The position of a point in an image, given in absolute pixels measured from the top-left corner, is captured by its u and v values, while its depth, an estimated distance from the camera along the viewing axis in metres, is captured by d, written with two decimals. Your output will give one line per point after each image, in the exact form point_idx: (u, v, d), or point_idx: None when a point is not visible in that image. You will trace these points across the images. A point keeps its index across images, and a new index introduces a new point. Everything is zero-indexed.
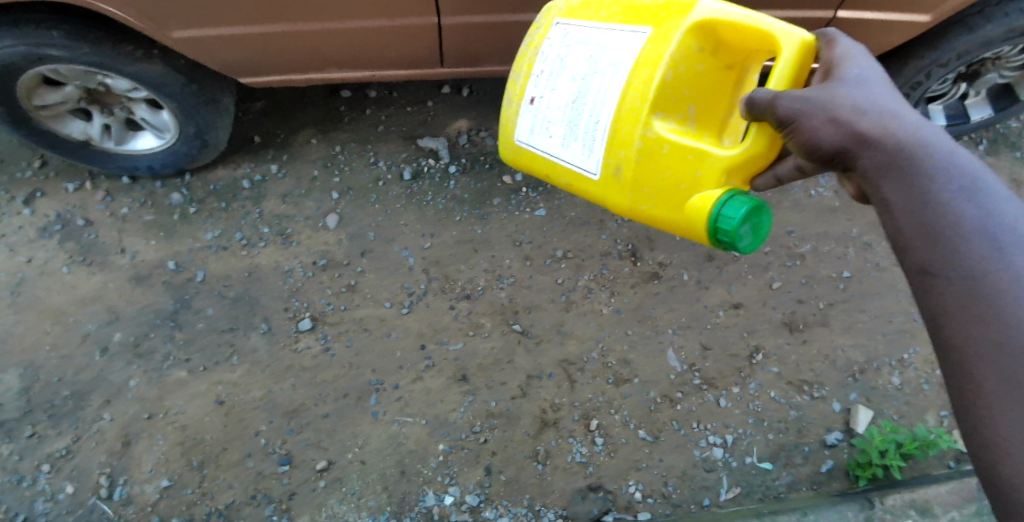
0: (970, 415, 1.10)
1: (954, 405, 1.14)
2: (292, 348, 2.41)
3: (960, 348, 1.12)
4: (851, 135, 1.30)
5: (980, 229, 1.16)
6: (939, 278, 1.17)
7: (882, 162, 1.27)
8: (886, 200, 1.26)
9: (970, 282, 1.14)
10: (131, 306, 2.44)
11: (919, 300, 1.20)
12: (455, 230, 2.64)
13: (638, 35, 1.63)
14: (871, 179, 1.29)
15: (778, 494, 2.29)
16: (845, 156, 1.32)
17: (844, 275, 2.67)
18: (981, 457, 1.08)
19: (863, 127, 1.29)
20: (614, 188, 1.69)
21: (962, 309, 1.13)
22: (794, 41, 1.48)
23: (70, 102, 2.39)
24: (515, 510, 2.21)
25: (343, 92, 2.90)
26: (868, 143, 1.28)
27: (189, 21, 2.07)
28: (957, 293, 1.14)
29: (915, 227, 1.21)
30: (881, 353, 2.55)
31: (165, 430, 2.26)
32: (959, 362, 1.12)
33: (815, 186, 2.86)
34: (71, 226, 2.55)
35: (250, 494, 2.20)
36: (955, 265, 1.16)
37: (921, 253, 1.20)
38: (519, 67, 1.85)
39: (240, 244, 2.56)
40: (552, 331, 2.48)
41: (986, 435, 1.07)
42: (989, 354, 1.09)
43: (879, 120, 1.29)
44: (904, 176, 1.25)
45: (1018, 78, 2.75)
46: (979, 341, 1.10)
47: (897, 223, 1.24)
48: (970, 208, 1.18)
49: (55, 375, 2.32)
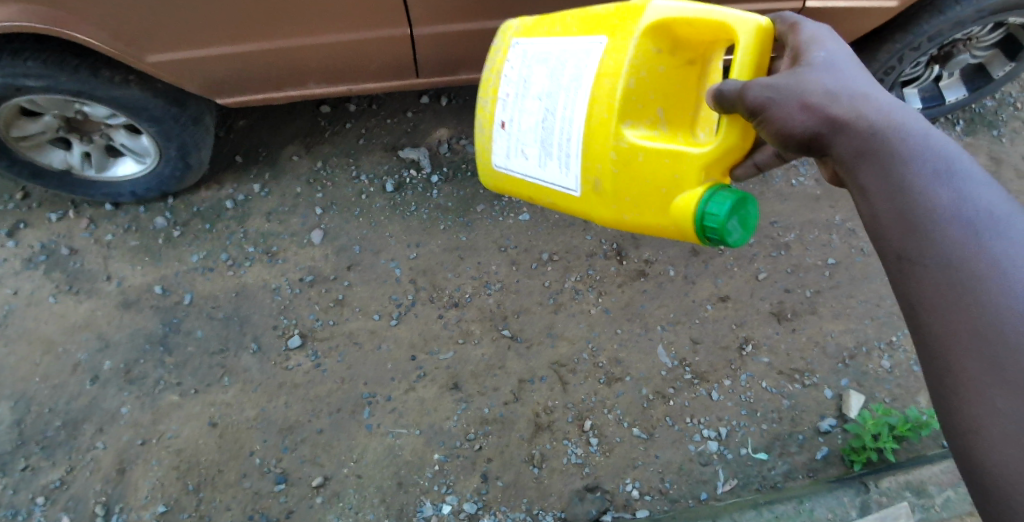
0: (952, 404, 1.10)
1: (936, 396, 1.13)
2: (284, 366, 2.40)
3: (941, 336, 1.12)
4: (824, 120, 1.31)
5: (954, 213, 1.17)
6: (917, 265, 1.18)
7: (855, 144, 1.28)
8: (861, 184, 1.28)
9: (947, 266, 1.14)
10: (121, 332, 2.43)
11: (899, 287, 1.21)
12: (441, 239, 2.64)
13: (595, 45, 1.65)
14: (845, 162, 1.30)
15: (776, 484, 2.30)
16: (819, 141, 1.33)
17: (830, 262, 2.68)
18: (964, 447, 1.08)
19: (836, 111, 1.30)
20: (598, 201, 1.70)
21: (940, 295, 1.13)
22: (749, 28, 1.49)
23: (49, 132, 2.38)
24: (514, 515, 2.21)
25: (323, 107, 2.89)
26: (841, 127, 1.30)
27: (164, 44, 2.07)
28: (935, 278, 1.15)
29: (891, 209, 1.23)
30: (870, 337, 2.56)
31: (160, 455, 2.26)
32: (938, 350, 1.12)
33: (795, 175, 2.86)
34: (56, 255, 2.55)
35: (248, 514, 2.20)
36: (931, 251, 1.16)
37: (899, 240, 1.21)
38: (485, 93, 1.87)
39: (226, 264, 2.56)
40: (543, 334, 2.49)
41: (968, 423, 1.07)
42: (967, 341, 1.09)
43: (852, 104, 1.30)
44: (879, 160, 1.26)
45: (990, 58, 2.79)
46: (957, 325, 1.10)
47: (873, 205, 1.26)
48: (945, 191, 1.19)
49: (47, 406, 2.31)
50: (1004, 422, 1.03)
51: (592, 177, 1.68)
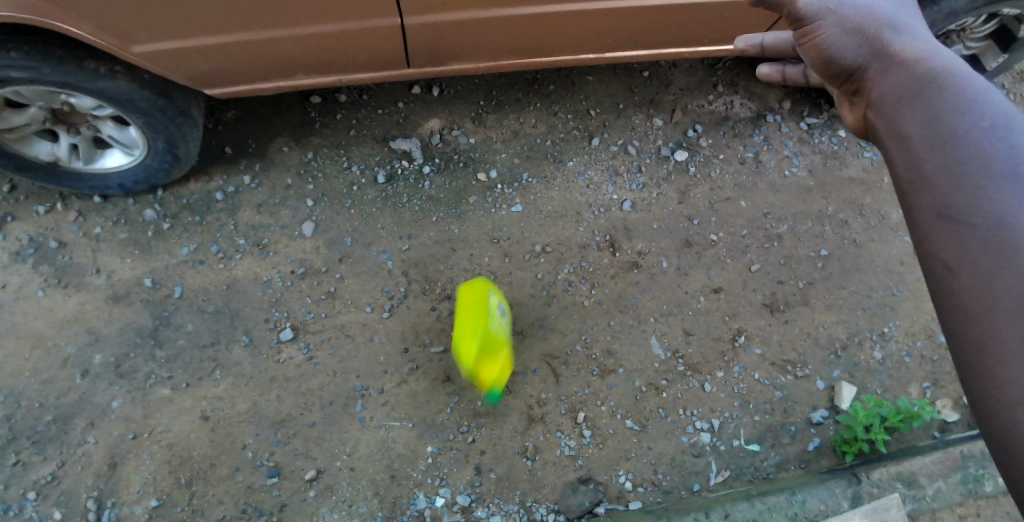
0: (990, 375, 1.04)
1: (964, 366, 1.07)
2: (276, 359, 2.39)
3: (983, 300, 1.05)
4: (874, 51, 1.31)
5: (1008, 168, 1.10)
6: (963, 226, 1.10)
7: (903, 84, 1.26)
8: (901, 124, 1.24)
9: (997, 227, 1.07)
10: (110, 327, 2.41)
11: (931, 245, 1.14)
12: (433, 231, 2.63)
13: None
14: (885, 102, 1.28)
15: (768, 475, 2.31)
16: (860, 74, 1.33)
17: (822, 253, 2.68)
18: (1001, 426, 1.02)
19: (890, 45, 1.30)
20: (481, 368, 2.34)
21: (984, 258, 1.07)
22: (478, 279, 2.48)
23: (34, 124, 2.33)
24: (507, 508, 2.22)
25: (313, 98, 2.86)
26: (890, 63, 1.29)
27: (152, 36, 2.05)
28: (979, 240, 1.08)
29: (935, 157, 1.17)
30: (862, 328, 2.56)
31: (152, 450, 2.25)
32: (977, 315, 1.06)
33: (789, 166, 2.84)
34: (44, 248, 2.51)
35: (241, 508, 2.19)
36: (978, 208, 1.10)
37: (941, 193, 1.14)
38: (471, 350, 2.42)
39: (217, 256, 2.54)
40: (536, 326, 2.48)
41: (1011, 396, 1.01)
42: (1012, 308, 1.03)
43: (909, 42, 1.30)
44: (925, 102, 1.22)
45: (984, 49, 2.78)
46: (1002, 290, 1.04)
47: (914, 153, 1.20)
48: (1001, 145, 1.12)
49: (36, 401, 2.29)
50: None
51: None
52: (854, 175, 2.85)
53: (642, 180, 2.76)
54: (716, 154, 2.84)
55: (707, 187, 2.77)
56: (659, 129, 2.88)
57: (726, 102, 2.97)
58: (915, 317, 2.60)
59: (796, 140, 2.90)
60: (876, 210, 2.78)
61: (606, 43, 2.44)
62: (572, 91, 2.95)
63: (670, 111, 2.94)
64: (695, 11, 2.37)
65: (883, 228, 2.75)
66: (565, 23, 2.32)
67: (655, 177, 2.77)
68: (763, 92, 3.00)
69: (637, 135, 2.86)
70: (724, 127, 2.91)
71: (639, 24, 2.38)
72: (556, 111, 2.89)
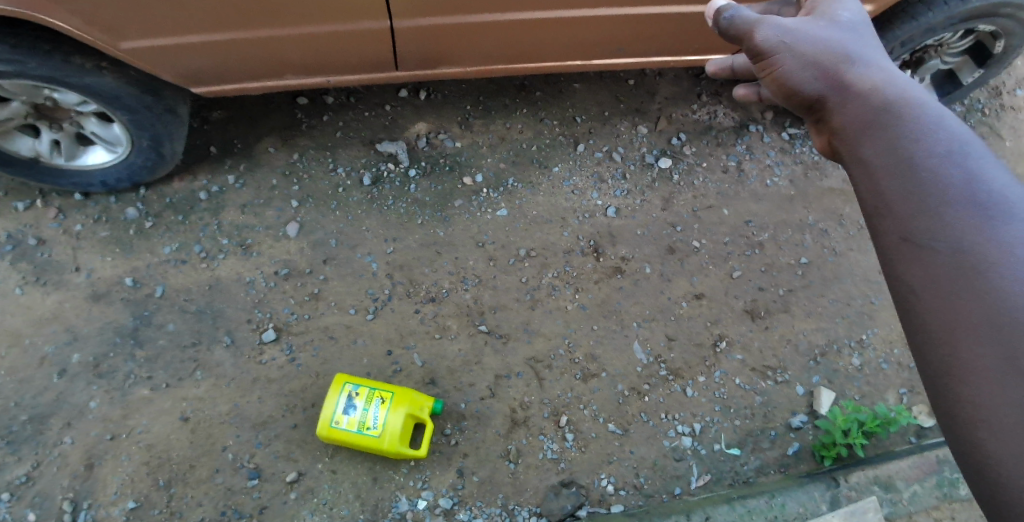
0: (955, 395, 1.06)
1: (933, 384, 1.10)
2: (258, 360, 2.38)
3: (948, 324, 1.08)
4: (831, 83, 1.35)
5: (966, 194, 1.13)
6: (925, 252, 1.13)
7: (861, 114, 1.29)
8: (863, 154, 1.26)
9: (957, 251, 1.10)
10: (89, 325, 2.38)
11: (897, 272, 1.16)
12: (418, 233, 2.63)
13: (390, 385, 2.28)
14: (847, 130, 1.30)
15: (747, 479, 2.34)
16: (820, 105, 1.37)
17: (802, 261, 2.71)
18: (965, 442, 1.05)
19: (846, 76, 1.33)
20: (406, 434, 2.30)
21: (947, 282, 1.10)
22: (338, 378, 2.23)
23: (17, 119, 2.30)
24: (489, 511, 2.23)
25: (300, 99, 2.84)
26: (847, 94, 1.32)
27: (139, 32, 2.03)
28: (943, 265, 1.11)
29: (897, 185, 1.19)
30: (841, 335, 2.60)
31: (130, 451, 2.23)
32: (941, 337, 1.09)
33: (770, 176, 2.88)
34: (23, 245, 2.48)
35: (220, 510, 2.18)
36: (939, 234, 1.12)
37: (904, 219, 1.17)
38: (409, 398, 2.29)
39: (199, 256, 2.52)
40: (519, 330, 2.49)
41: (973, 411, 1.04)
42: (973, 327, 1.05)
43: (863, 72, 1.33)
44: (883, 130, 1.25)
45: (960, 65, 2.86)
46: (965, 314, 1.06)
47: (876, 180, 1.23)
48: (956, 170, 1.15)
49: (13, 400, 2.27)
50: (1008, 409, 1.00)
51: (371, 387, 2.22)
52: (834, 186, 2.89)
53: (626, 186, 2.79)
54: (700, 162, 2.88)
55: (690, 195, 2.80)
56: (644, 137, 2.92)
57: (709, 112, 3.00)
58: (892, 326, 2.64)
59: (779, 150, 2.94)
60: (856, 220, 2.82)
61: (593, 50, 2.47)
62: (559, 98, 2.97)
63: (656, 119, 2.97)
64: (683, 20, 2.40)
65: (863, 237, 2.79)
66: (553, 30, 2.34)
67: (640, 184, 2.80)
68: (747, 103, 3.03)
69: (622, 143, 2.89)
70: (708, 136, 2.95)
71: (626, 32, 2.40)
72: (542, 117, 2.91)
